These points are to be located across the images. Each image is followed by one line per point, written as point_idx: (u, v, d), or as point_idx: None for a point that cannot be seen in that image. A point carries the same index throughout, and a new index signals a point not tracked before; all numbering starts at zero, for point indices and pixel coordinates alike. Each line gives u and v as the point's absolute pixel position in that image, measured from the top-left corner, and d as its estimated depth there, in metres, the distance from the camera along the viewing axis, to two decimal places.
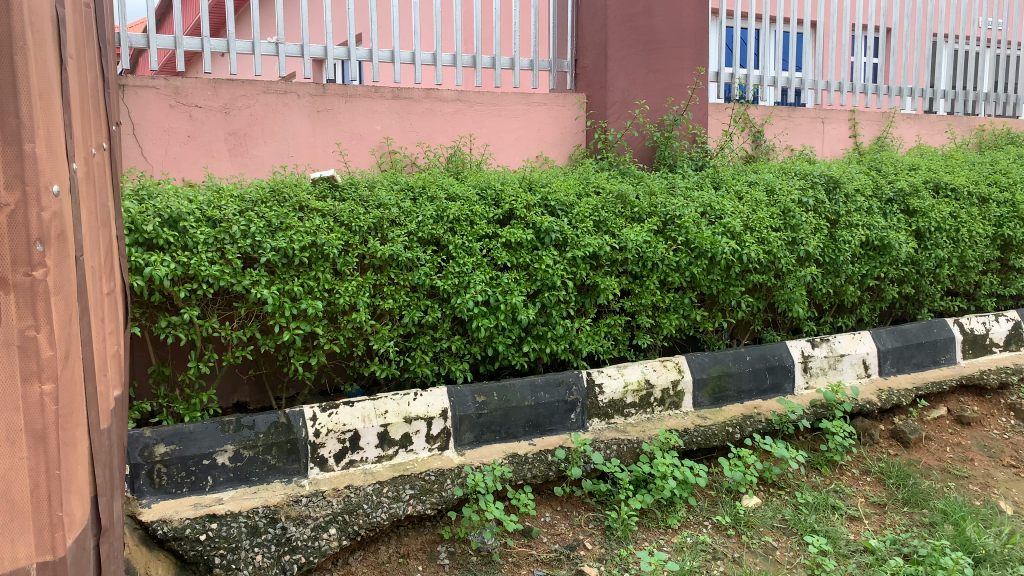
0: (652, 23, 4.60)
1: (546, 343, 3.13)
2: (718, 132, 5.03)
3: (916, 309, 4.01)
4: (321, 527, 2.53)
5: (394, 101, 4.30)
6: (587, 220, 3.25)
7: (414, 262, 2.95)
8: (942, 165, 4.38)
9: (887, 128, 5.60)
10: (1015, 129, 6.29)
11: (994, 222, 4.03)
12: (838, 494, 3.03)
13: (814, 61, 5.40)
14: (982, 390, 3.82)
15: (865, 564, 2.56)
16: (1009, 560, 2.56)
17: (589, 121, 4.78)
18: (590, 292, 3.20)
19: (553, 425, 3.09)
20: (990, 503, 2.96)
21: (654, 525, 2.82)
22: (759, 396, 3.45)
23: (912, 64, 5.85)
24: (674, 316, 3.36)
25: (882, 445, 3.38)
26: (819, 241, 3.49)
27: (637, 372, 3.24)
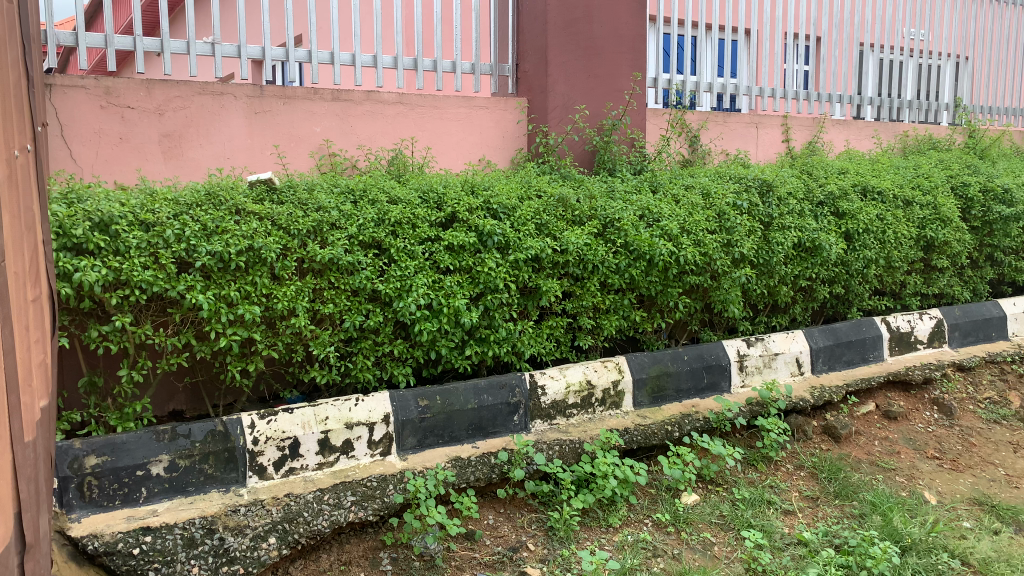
0: (591, 28, 4.65)
1: (489, 345, 3.12)
2: (656, 137, 5.11)
3: (845, 309, 4.15)
4: (260, 537, 2.48)
5: (334, 103, 4.25)
6: (529, 223, 3.26)
7: (354, 265, 2.91)
8: (869, 169, 4.52)
9: (818, 133, 5.79)
10: (937, 135, 6.52)
11: (918, 224, 4.19)
12: (773, 489, 3.10)
13: (749, 68, 5.54)
14: (908, 386, 3.96)
15: (798, 556, 2.63)
16: (934, 548, 2.66)
17: (531, 124, 4.81)
18: (532, 294, 3.22)
19: (496, 427, 3.09)
20: (916, 494, 3.08)
21: (596, 524, 2.84)
22: (697, 395, 3.52)
23: (841, 72, 6.06)
24: (615, 318, 3.40)
25: (815, 440, 3.48)
26: (753, 243, 3.58)
27: (578, 373, 3.27)
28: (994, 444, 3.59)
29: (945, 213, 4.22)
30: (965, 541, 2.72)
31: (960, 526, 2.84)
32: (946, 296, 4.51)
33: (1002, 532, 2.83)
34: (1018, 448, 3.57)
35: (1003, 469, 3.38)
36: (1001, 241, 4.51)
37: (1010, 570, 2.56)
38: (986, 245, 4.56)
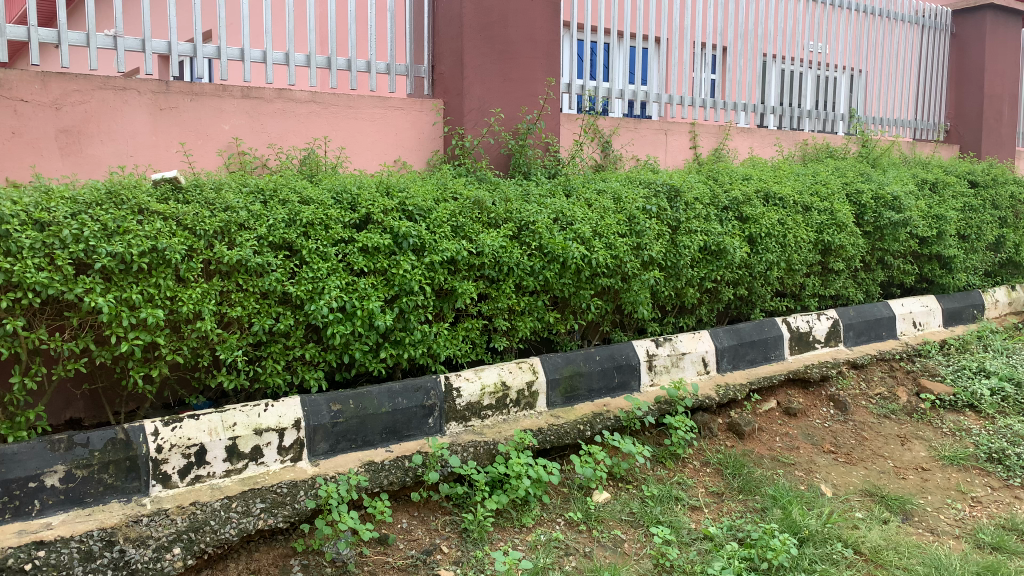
0: (506, 33, 4.68)
1: (404, 348, 3.11)
2: (570, 142, 5.20)
3: (749, 310, 4.31)
4: (163, 548, 2.39)
5: (244, 101, 4.15)
6: (445, 225, 3.24)
7: (264, 267, 2.84)
8: (771, 176, 4.70)
9: (723, 140, 5.97)
10: (834, 144, 6.84)
11: (815, 229, 4.39)
12: (681, 485, 3.19)
13: (659, 76, 5.73)
14: (807, 383, 4.14)
15: (704, 551, 2.72)
16: (829, 538, 2.79)
17: (446, 127, 4.79)
18: (447, 297, 3.21)
19: (411, 430, 3.07)
20: (813, 487, 3.22)
21: (510, 524, 2.86)
22: (608, 394, 3.58)
23: (746, 81, 6.30)
24: (529, 319, 3.43)
25: (720, 437, 3.60)
26: (661, 246, 3.68)
27: (493, 375, 3.28)
28: (884, 438, 3.80)
29: (840, 219, 4.44)
30: (857, 531, 2.86)
31: (853, 517, 2.99)
32: (842, 297, 4.73)
33: (890, 521, 3.00)
34: (905, 441, 3.79)
35: (892, 461, 3.58)
36: (890, 245, 4.76)
37: (897, 557, 2.71)
38: (878, 249, 4.81)
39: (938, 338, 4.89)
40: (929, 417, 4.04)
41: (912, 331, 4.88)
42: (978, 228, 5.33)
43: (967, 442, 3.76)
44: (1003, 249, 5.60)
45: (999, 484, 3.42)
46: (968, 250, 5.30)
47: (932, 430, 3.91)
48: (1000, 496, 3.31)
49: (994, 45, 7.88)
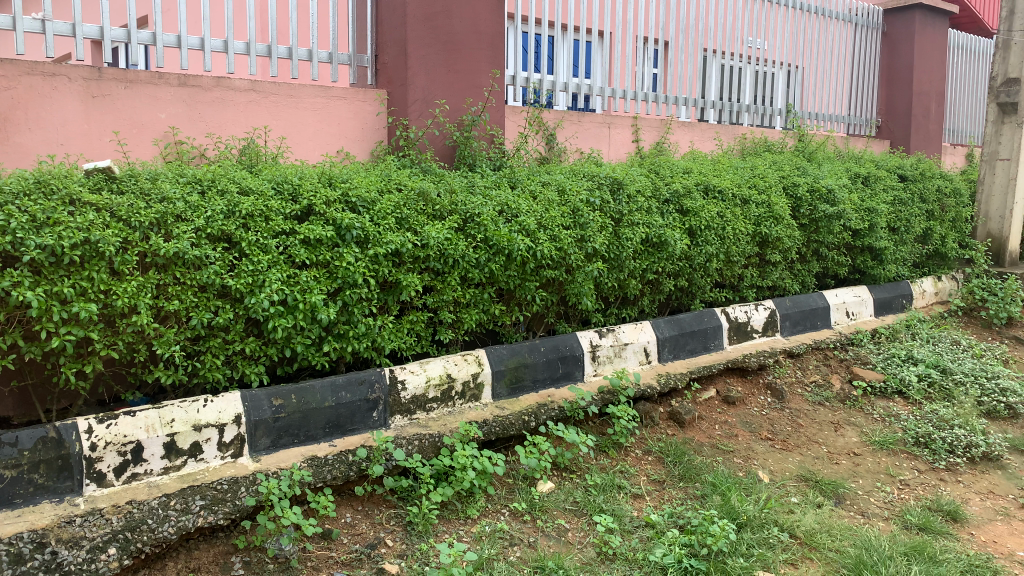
0: (449, 24, 4.66)
1: (347, 341, 3.08)
2: (515, 134, 5.22)
3: (689, 301, 4.38)
4: (98, 548, 2.32)
5: (181, 89, 4.04)
6: (389, 217, 3.21)
7: (202, 260, 2.78)
8: (711, 170, 4.78)
9: (665, 133, 6.07)
10: (771, 138, 7.00)
11: (753, 221, 4.49)
12: (624, 474, 3.24)
13: (603, 69, 5.77)
14: (744, 371, 4.25)
15: (646, 538, 2.77)
16: (766, 523, 2.87)
17: (391, 117, 4.74)
18: (392, 289, 3.19)
19: (355, 424, 3.04)
20: (751, 473, 3.31)
21: (455, 517, 2.86)
22: (552, 384, 3.61)
23: (687, 76, 6.41)
24: (475, 311, 3.44)
25: (661, 426, 3.67)
26: (604, 238, 3.72)
27: (438, 367, 3.28)
28: (818, 425, 3.92)
29: (778, 211, 4.55)
30: (793, 515, 2.95)
31: (789, 501, 3.08)
32: (779, 288, 4.85)
33: (824, 505, 3.10)
34: (838, 427, 3.92)
35: (826, 447, 3.69)
36: (825, 237, 4.91)
37: (830, 540, 2.80)
38: (813, 241, 4.95)
39: (869, 327, 5.06)
40: (860, 403, 4.18)
41: (845, 321, 5.02)
42: (907, 221, 5.52)
43: (896, 427, 3.91)
44: (930, 241, 5.82)
45: (925, 467, 3.57)
46: (898, 242, 5.49)
47: (863, 417, 4.06)
48: (926, 478, 3.45)
49: (923, 43, 8.15)
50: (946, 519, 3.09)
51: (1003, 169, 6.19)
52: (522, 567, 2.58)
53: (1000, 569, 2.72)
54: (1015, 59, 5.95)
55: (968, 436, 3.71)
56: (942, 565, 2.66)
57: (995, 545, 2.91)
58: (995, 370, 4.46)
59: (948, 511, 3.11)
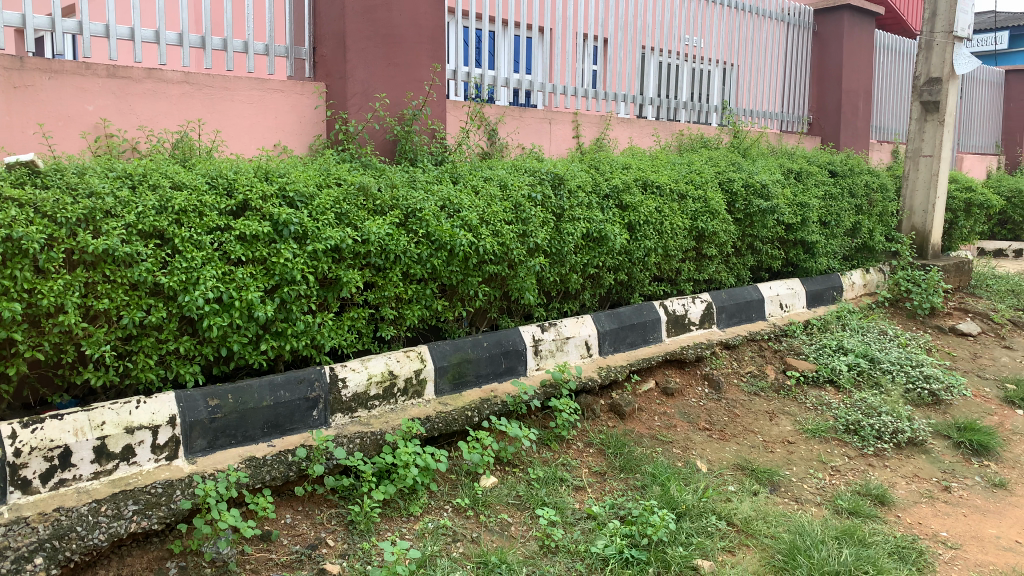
0: (389, 16, 4.59)
1: (286, 339, 3.02)
2: (456, 128, 5.21)
3: (629, 294, 4.44)
4: (24, 558, 2.24)
5: (110, 81, 3.91)
6: (328, 212, 3.16)
7: (133, 257, 2.68)
8: (649, 165, 4.83)
9: (604, 130, 6.13)
10: (708, 135, 7.14)
11: (690, 216, 4.57)
12: (566, 466, 3.26)
13: (543, 65, 5.80)
14: (682, 363, 4.32)
15: (588, 530, 2.80)
16: (705, 511, 2.93)
17: (329, 111, 4.66)
18: (331, 286, 3.15)
19: (294, 424, 2.99)
20: (689, 463, 3.37)
21: (397, 514, 2.84)
22: (495, 379, 3.61)
23: (625, 73, 6.48)
24: (417, 307, 3.42)
25: (602, 418, 3.71)
26: (546, 233, 3.75)
27: (380, 364, 3.25)
28: (754, 414, 4.02)
29: (713, 206, 4.63)
30: (730, 503, 3.02)
31: (726, 490, 3.15)
32: (715, 281, 4.95)
33: (759, 492, 3.18)
34: (773, 416, 4.03)
35: (761, 436, 3.79)
36: (759, 231, 5.03)
37: (766, 527, 2.88)
38: (748, 235, 5.07)
39: (802, 318, 5.20)
40: (794, 393, 4.30)
41: (779, 312, 5.15)
42: (837, 215, 5.69)
43: (828, 415, 4.04)
44: (858, 235, 6.01)
45: (855, 453, 3.70)
46: (828, 235, 5.66)
47: (797, 406, 4.18)
48: (856, 464, 3.58)
49: (852, 43, 8.41)
50: (875, 503, 3.21)
51: (926, 165, 6.42)
52: (465, 563, 2.58)
53: (925, 549, 2.83)
54: (937, 60, 6.20)
55: (894, 422, 3.86)
56: (871, 547, 2.76)
57: (920, 527, 3.03)
58: (919, 359, 4.65)
59: (876, 495, 3.23)
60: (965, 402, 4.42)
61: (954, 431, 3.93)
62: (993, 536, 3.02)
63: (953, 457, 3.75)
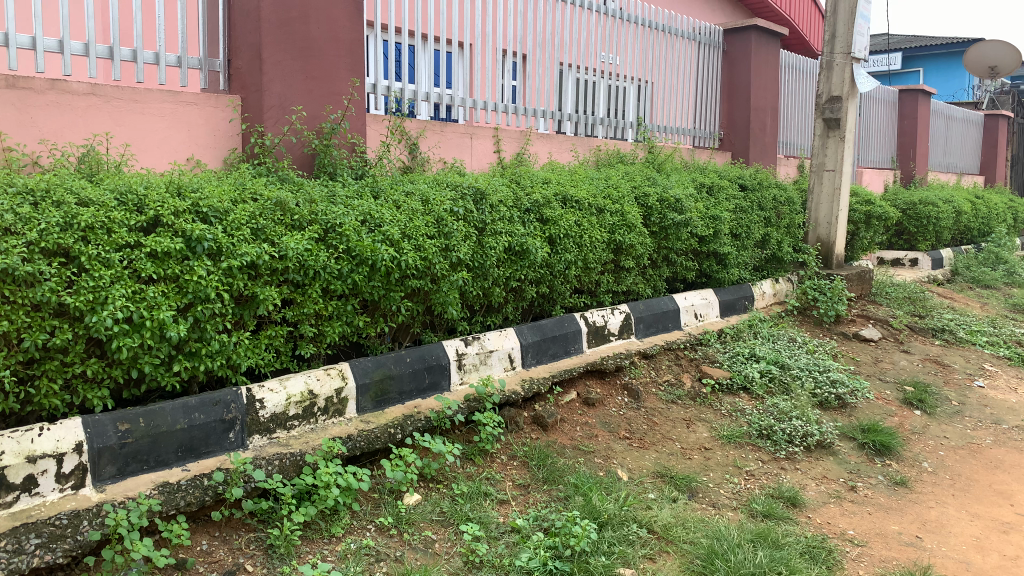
0: (306, 30, 4.54)
1: (200, 359, 2.93)
2: (376, 143, 5.18)
3: (550, 307, 4.49)
4: None
5: (9, 92, 3.73)
6: (244, 227, 3.09)
7: (35, 276, 2.54)
8: (569, 180, 4.90)
9: (524, 145, 6.20)
10: (624, 150, 7.30)
11: (609, 229, 4.66)
12: (490, 480, 3.27)
13: (463, 80, 5.83)
14: (603, 374, 4.39)
15: (512, 543, 2.81)
16: (626, 520, 2.98)
17: (244, 124, 4.55)
18: (248, 304, 3.07)
19: (209, 447, 2.90)
20: (611, 472, 3.42)
21: (318, 536, 2.78)
22: (418, 395, 3.59)
23: (544, 89, 6.57)
24: (338, 324, 3.37)
25: (525, 430, 3.73)
26: (468, 247, 3.75)
27: (299, 384, 3.18)
28: (672, 422, 4.12)
29: (630, 220, 4.74)
30: (650, 511, 3.09)
31: (647, 498, 3.22)
32: (633, 293, 5.06)
33: (678, 499, 3.25)
34: (690, 423, 4.13)
35: (679, 443, 3.88)
36: (674, 243, 5.16)
37: (685, 533, 2.95)
38: (663, 247, 5.19)
39: (716, 327, 5.36)
40: (710, 400, 4.43)
41: (694, 322, 5.29)
42: (747, 228, 5.89)
43: (742, 421, 4.17)
44: (768, 246, 6.24)
45: (768, 457, 3.83)
46: (739, 247, 5.86)
47: (712, 413, 4.30)
48: (769, 468, 3.70)
49: (760, 61, 8.75)
50: (787, 505, 3.32)
51: (829, 179, 6.72)
52: None
53: (834, 548, 2.96)
54: (837, 79, 6.52)
55: (804, 426, 4.01)
56: (784, 548, 2.86)
57: (829, 526, 3.16)
58: (825, 365, 4.86)
59: (788, 497, 3.35)
60: (869, 404, 4.65)
61: (859, 433, 4.11)
62: (895, 532, 3.17)
63: (858, 458, 3.93)
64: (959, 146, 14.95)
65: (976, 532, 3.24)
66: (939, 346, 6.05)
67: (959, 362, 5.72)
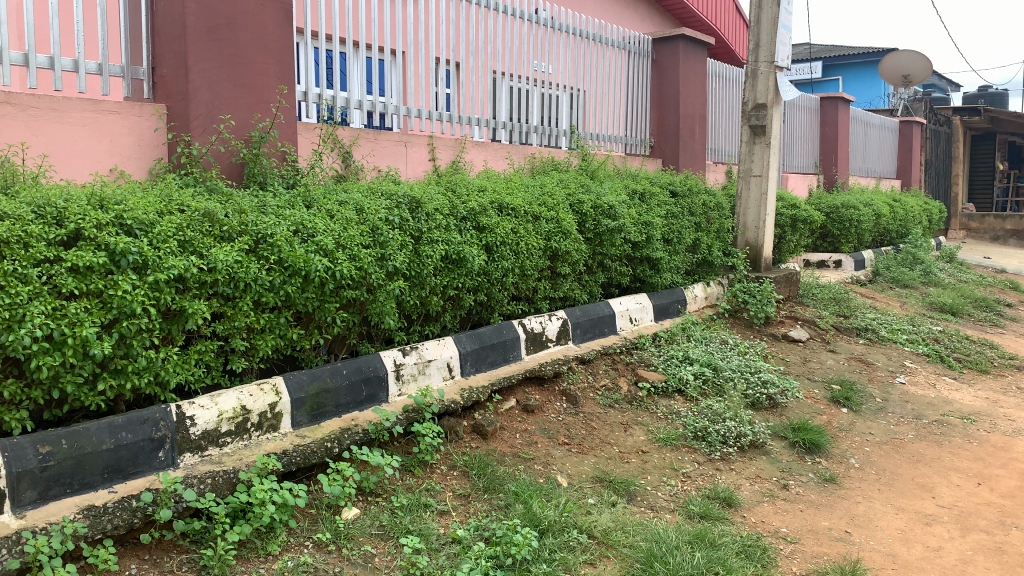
0: (234, 37, 4.45)
1: (126, 377, 2.83)
2: (308, 151, 5.10)
3: (488, 315, 4.50)
4: None
5: None
6: (171, 239, 2.99)
7: None
8: (504, 188, 4.90)
9: (460, 153, 6.19)
10: (559, 157, 7.35)
11: (545, 237, 4.68)
12: (430, 491, 3.24)
13: (397, 87, 5.79)
14: (542, 380, 4.40)
15: (453, 554, 2.79)
16: (567, 526, 2.99)
17: (170, 133, 4.41)
18: (176, 318, 2.98)
19: (137, 467, 2.80)
20: (551, 479, 3.44)
21: (254, 555, 2.70)
22: (356, 408, 3.54)
23: (478, 96, 6.58)
24: (270, 337, 3.30)
25: (465, 439, 3.71)
26: (405, 256, 3.72)
27: (231, 400, 3.10)
28: (609, 426, 4.16)
29: (565, 227, 4.77)
30: (590, 516, 3.11)
31: (586, 503, 3.24)
32: (569, 299, 5.10)
33: (618, 503, 3.28)
34: (628, 427, 4.18)
35: (617, 447, 3.92)
36: (608, 249, 5.23)
37: (624, 537, 2.98)
38: (598, 253, 5.25)
39: (650, 331, 5.44)
40: (646, 403, 4.49)
41: (629, 326, 5.36)
42: (679, 233, 6.01)
43: (678, 423, 4.24)
44: (699, 250, 6.38)
45: (704, 458, 3.90)
46: (671, 252, 5.97)
47: (649, 416, 4.36)
48: (705, 469, 3.77)
49: (689, 70, 8.94)
50: (723, 505, 3.39)
51: (756, 185, 6.91)
52: None
53: (768, 546, 3.03)
54: (762, 87, 6.71)
55: (737, 427, 4.10)
56: (720, 548, 2.92)
57: (763, 524, 3.24)
58: (756, 366, 4.99)
59: (724, 497, 3.42)
60: (798, 403, 4.79)
61: (789, 431, 4.23)
62: (826, 528, 3.26)
63: (789, 456, 4.04)
64: (877, 151, 15.58)
65: (900, 525, 3.36)
66: (863, 345, 6.28)
67: (881, 360, 5.94)
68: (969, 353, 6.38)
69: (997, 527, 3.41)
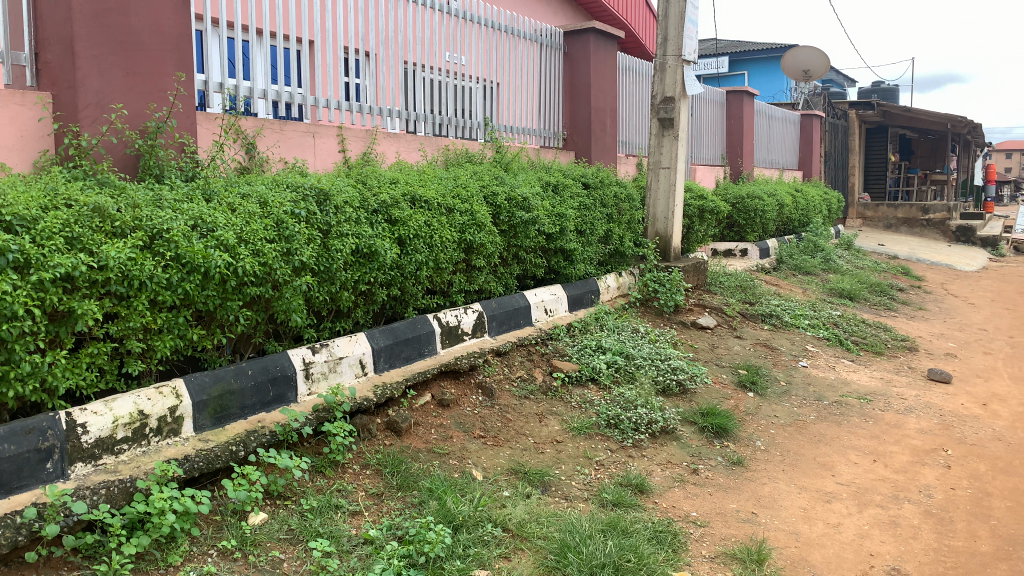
0: (126, 21, 4.23)
1: (8, 384, 2.64)
2: (209, 142, 4.89)
3: (402, 308, 4.42)
4: None
5: None
6: (56, 237, 2.80)
7: None
8: (417, 180, 4.81)
9: (370, 144, 6.07)
10: (472, 149, 7.30)
11: (459, 229, 4.63)
12: (341, 492, 3.15)
13: (303, 77, 5.62)
14: (457, 374, 4.36)
15: (365, 555, 2.72)
16: (480, 521, 2.97)
17: (57, 123, 4.13)
18: (64, 320, 2.80)
19: (23, 480, 2.62)
20: (465, 473, 3.41)
21: (153, 567, 2.56)
22: (262, 409, 3.41)
23: (389, 87, 6.45)
24: (169, 337, 3.14)
25: (379, 437, 3.64)
26: (312, 251, 3.60)
27: (127, 405, 2.93)
28: (524, 417, 4.16)
29: (479, 219, 4.73)
30: (505, 509, 3.09)
31: (501, 496, 3.22)
32: (485, 291, 5.07)
33: (532, 494, 3.28)
34: (542, 417, 4.18)
35: (531, 438, 3.92)
36: (523, 241, 5.21)
37: (538, 528, 2.98)
38: (513, 245, 5.23)
39: (565, 322, 5.46)
40: (561, 393, 4.51)
41: (544, 317, 5.37)
42: (591, 224, 6.05)
43: (591, 412, 4.28)
44: (611, 241, 6.44)
45: (616, 446, 3.94)
46: (585, 243, 6.01)
47: (563, 405, 4.38)
48: (618, 457, 3.82)
49: (599, 63, 9.02)
50: (635, 492, 3.43)
51: (665, 176, 7.03)
52: None
53: (679, 530, 3.08)
54: (670, 80, 6.82)
55: (649, 414, 4.17)
56: (632, 536, 2.95)
57: (674, 509, 3.30)
58: (667, 353, 5.08)
59: (635, 484, 3.46)
60: (707, 389, 4.90)
61: (699, 417, 4.32)
62: (733, 510, 3.35)
63: (699, 441, 4.13)
64: (780, 144, 16.15)
65: (803, 503, 3.48)
66: (768, 331, 6.49)
67: (785, 345, 6.15)
68: (865, 336, 6.68)
69: (892, 501, 3.57)
